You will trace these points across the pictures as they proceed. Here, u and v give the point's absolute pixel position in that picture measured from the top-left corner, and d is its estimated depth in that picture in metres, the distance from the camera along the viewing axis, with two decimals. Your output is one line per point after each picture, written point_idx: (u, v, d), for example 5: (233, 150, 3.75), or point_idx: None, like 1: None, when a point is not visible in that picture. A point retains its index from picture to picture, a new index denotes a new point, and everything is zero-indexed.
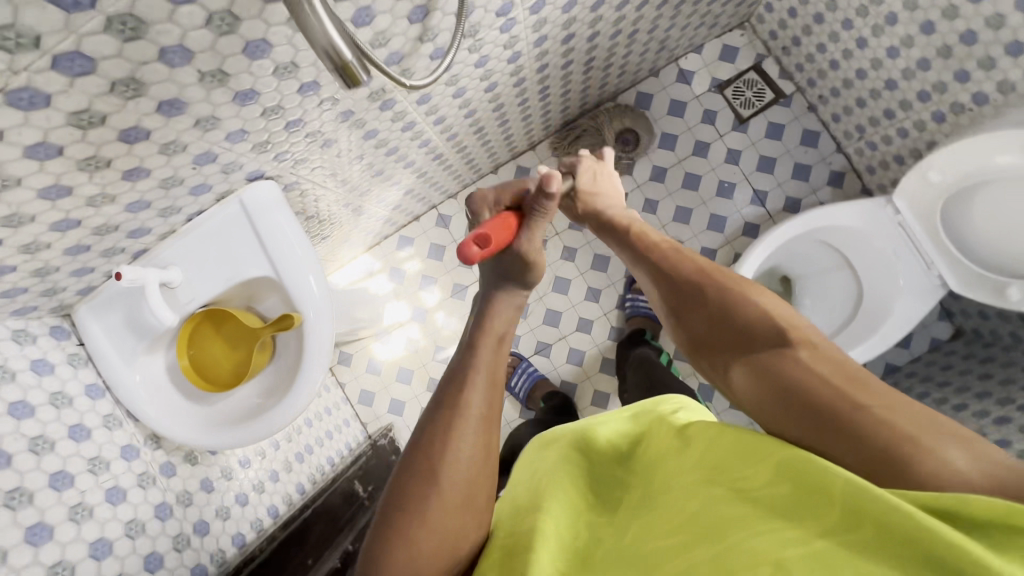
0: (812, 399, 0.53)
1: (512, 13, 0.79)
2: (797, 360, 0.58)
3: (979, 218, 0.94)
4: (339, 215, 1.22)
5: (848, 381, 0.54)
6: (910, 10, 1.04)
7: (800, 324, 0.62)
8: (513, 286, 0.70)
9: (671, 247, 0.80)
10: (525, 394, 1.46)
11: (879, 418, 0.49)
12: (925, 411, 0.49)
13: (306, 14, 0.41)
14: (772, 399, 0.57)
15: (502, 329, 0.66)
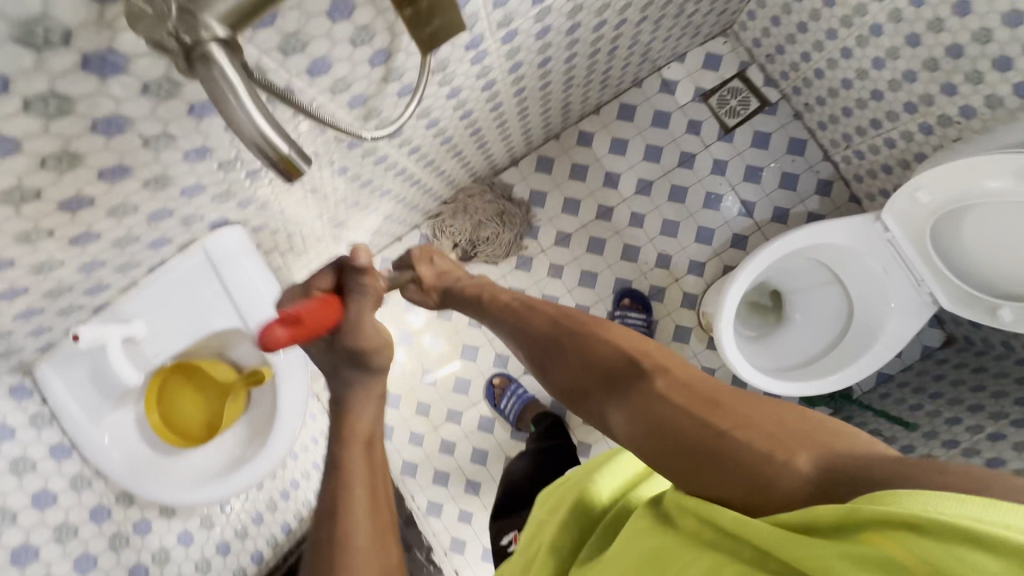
0: (679, 438, 0.55)
1: (484, 46, 0.76)
2: (655, 392, 0.60)
3: (971, 238, 0.91)
4: (316, 245, 1.18)
5: (703, 405, 0.56)
6: (895, 21, 1.02)
7: (650, 351, 0.66)
8: (367, 375, 0.72)
9: (520, 301, 0.83)
10: (514, 417, 1.44)
11: (734, 441, 0.51)
12: (769, 413, 0.53)
13: (235, 108, 0.37)
14: (646, 441, 0.58)
15: (367, 431, 0.69)
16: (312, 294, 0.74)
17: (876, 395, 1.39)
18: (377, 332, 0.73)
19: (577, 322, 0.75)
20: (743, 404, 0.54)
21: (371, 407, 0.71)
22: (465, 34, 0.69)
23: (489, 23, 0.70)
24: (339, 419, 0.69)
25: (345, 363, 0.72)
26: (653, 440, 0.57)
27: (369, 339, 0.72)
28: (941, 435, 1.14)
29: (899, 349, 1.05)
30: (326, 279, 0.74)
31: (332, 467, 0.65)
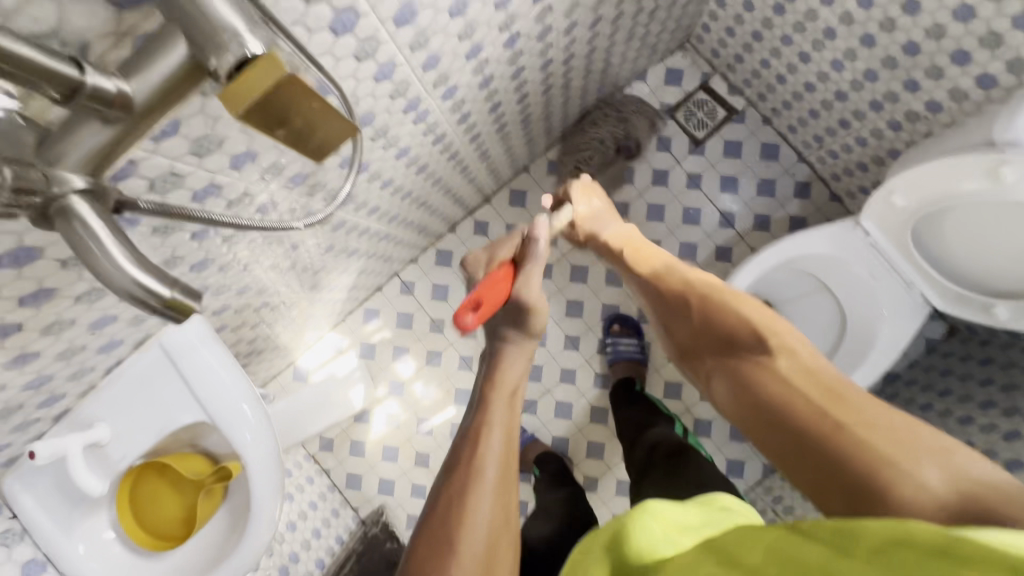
0: (790, 419, 0.55)
1: (424, 105, 0.74)
2: (776, 369, 0.60)
3: (952, 237, 0.88)
4: (289, 310, 1.16)
5: (828, 393, 0.55)
6: (847, 24, 1.00)
7: (782, 333, 0.64)
8: (521, 338, 0.71)
9: (662, 261, 0.84)
10: (516, 459, 1.40)
11: (853, 434, 0.51)
12: (904, 425, 0.51)
13: (98, 258, 0.36)
14: (755, 412, 0.59)
15: (514, 383, 0.66)
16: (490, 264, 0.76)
17: (885, 397, 1.34)
18: (539, 299, 0.71)
19: (709, 284, 0.76)
20: (871, 409, 0.52)
21: (521, 364, 0.69)
22: (398, 101, 0.67)
23: (422, 85, 0.68)
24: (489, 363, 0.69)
25: (496, 322, 0.72)
26: (763, 410, 0.58)
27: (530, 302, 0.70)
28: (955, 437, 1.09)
29: (897, 354, 1.01)
30: (506, 252, 0.76)
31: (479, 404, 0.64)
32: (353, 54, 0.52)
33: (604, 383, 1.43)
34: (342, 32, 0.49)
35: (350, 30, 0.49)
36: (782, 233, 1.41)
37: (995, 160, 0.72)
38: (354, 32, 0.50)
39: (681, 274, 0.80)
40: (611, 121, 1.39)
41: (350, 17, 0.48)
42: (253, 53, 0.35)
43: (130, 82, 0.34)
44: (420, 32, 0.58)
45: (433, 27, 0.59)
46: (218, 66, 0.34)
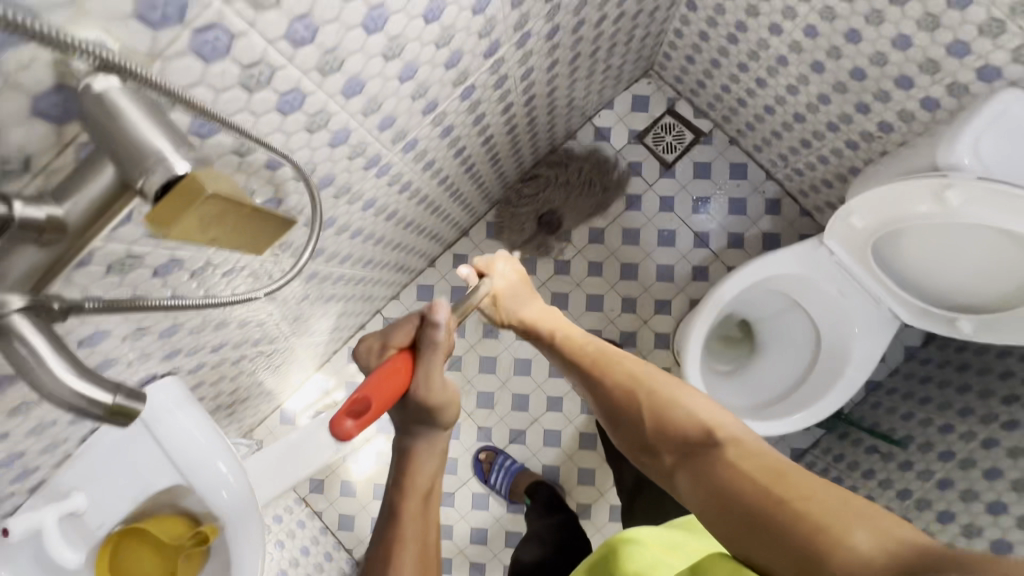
0: (741, 504, 0.59)
1: (385, 160, 0.75)
2: (722, 459, 0.64)
3: (911, 254, 0.89)
4: (268, 358, 1.16)
5: (768, 475, 0.60)
6: (797, 52, 1.02)
7: (721, 423, 0.69)
8: (432, 433, 0.77)
9: (596, 346, 0.88)
10: (507, 491, 1.39)
11: (796, 512, 0.55)
12: (835, 493, 0.56)
13: None
14: (710, 503, 0.62)
15: (426, 485, 0.76)
16: (387, 346, 0.75)
17: (869, 407, 1.35)
18: (445, 391, 0.73)
19: (651, 376, 0.80)
20: (805, 481, 0.58)
21: (432, 463, 0.77)
22: (357, 159, 0.69)
23: (380, 143, 0.70)
24: (402, 468, 0.76)
25: (409, 423, 0.76)
26: (714, 497, 0.62)
27: (431, 397, 0.72)
28: (936, 446, 1.10)
29: (870, 369, 1.02)
30: (402, 334, 0.74)
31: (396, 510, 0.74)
32: (303, 126, 0.53)
33: (591, 409, 1.43)
34: (289, 110, 0.50)
35: (297, 107, 0.50)
36: (756, 250, 1.43)
37: (940, 182, 0.74)
38: (302, 109, 0.51)
39: (622, 366, 0.83)
40: (557, 185, 1.45)
41: (296, 96, 0.49)
42: (177, 175, 0.35)
43: (62, 205, 0.35)
44: (371, 99, 0.59)
45: (384, 92, 0.60)
46: (145, 185, 0.35)
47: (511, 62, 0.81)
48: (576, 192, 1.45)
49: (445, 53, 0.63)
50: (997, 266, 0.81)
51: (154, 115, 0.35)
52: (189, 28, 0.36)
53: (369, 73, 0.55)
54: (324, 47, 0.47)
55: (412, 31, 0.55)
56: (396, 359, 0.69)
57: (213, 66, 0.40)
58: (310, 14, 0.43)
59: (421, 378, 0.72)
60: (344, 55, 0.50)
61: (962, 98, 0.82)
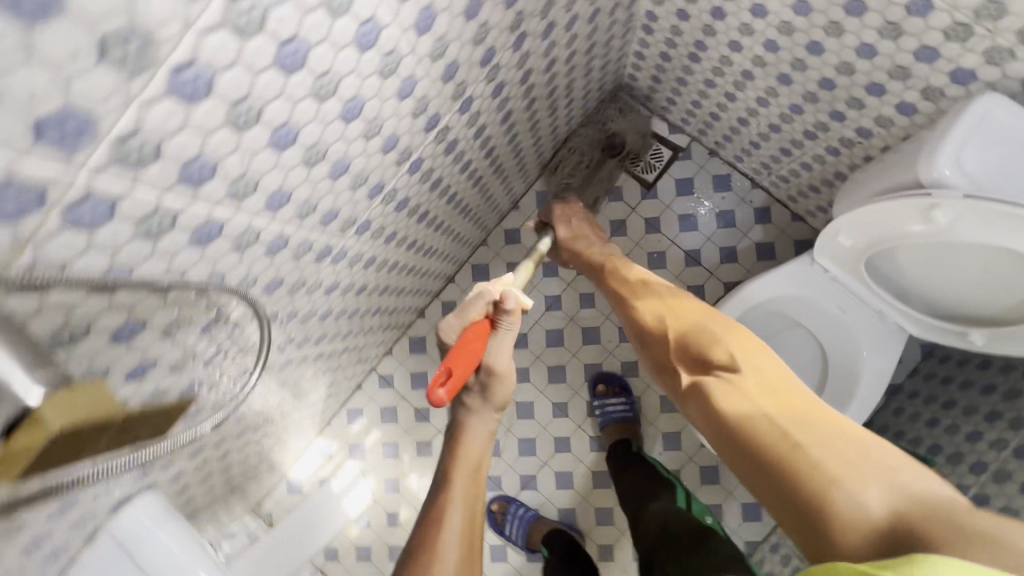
0: (760, 441, 0.60)
1: (338, 248, 0.73)
2: (747, 393, 0.65)
3: (908, 268, 0.83)
4: (261, 440, 1.14)
5: (790, 412, 0.61)
6: (760, 66, 0.97)
7: (757, 364, 0.69)
8: (481, 404, 0.69)
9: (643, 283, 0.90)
10: (523, 541, 1.34)
11: (811, 455, 0.56)
12: (859, 445, 0.56)
13: None
14: (730, 432, 0.64)
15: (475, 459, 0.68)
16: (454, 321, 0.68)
17: (890, 413, 1.28)
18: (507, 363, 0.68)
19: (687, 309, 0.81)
20: (824, 429, 0.58)
21: (484, 438, 0.69)
22: (305, 256, 0.66)
23: (327, 236, 0.67)
24: (452, 433, 0.69)
25: (463, 391, 0.69)
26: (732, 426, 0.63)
27: (498, 366, 0.67)
28: (968, 457, 1.02)
29: (883, 387, 0.97)
30: (477, 306, 0.68)
31: (440, 476, 0.67)
32: (229, 250, 0.51)
33: (600, 446, 1.39)
34: (207, 241, 0.47)
35: (216, 236, 0.48)
36: (750, 262, 1.38)
37: (926, 203, 0.69)
38: (222, 236, 0.48)
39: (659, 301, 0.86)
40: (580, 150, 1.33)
41: (212, 228, 0.46)
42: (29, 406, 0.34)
43: None
44: (302, 204, 0.56)
45: (316, 193, 0.57)
46: None
47: (459, 129, 0.78)
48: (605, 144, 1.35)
49: (378, 142, 0.60)
50: (992, 278, 0.75)
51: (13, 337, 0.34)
52: (56, 207, 0.33)
53: (292, 184, 0.52)
54: (230, 178, 0.44)
55: (332, 134, 0.51)
56: (477, 332, 0.64)
57: (99, 232, 0.37)
58: (204, 153, 0.39)
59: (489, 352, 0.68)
60: (258, 178, 0.47)
61: (940, 102, 0.77)
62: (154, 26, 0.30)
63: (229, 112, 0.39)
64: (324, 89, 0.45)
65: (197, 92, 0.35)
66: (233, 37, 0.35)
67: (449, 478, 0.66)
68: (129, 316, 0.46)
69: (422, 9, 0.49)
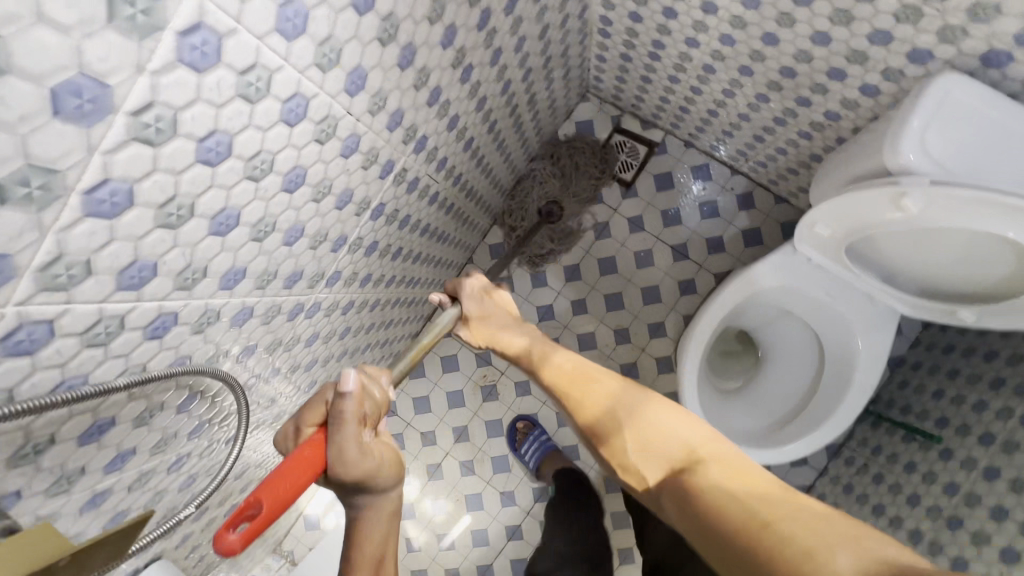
0: (727, 533, 0.45)
1: (311, 303, 0.73)
2: (708, 477, 0.50)
3: (890, 251, 0.82)
4: None
5: (753, 493, 0.47)
6: (720, 59, 0.95)
7: (709, 443, 0.55)
8: (373, 497, 0.53)
9: (578, 365, 0.69)
10: (536, 464, 1.35)
11: (793, 541, 0.41)
12: (848, 528, 0.42)
13: None
14: (696, 531, 0.48)
15: (377, 557, 0.53)
16: (296, 430, 0.53)
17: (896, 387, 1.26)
18: (363, 464, 0.51)
19: (626, 391, 0.64)
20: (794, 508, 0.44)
21: (382, 529, 0.54)
22: (275, 319, 0.66)
23: (296, 296, 0.67)
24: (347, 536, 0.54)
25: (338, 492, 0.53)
26: (697, 521, 0.48)
27: (350, 474, 0.50)
28: (975, 428, 1.00)
29: (880, 370, 0.95)
30: (319, 407, 0.53)
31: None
32: (191, 333, 0.51)
33: None
34: (164, 331, 0.47)
35: (173, 325, 0.48)
36: (738, 250, 1.37)
37: (895, 191, 0.68)
38: (179, 323, 0.48)
39: (601, 389, 0.66)
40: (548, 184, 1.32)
41: (166, 320, 0.46)
42: None
43: None
44: (261, 274, 0.56)
45: (274, 262, 0.57)
46: None
47: (418, 167, 0.77)
48: (573, 183, 1.34)
49: (330, 201, 0.60)
50: (982, 237, 0.69)
51: None
52: None
53: (244, 260, 0.52)
54: (174, 272, 0.44)
55: (278, 206, 0.51)
56: (305, 445, 0.48)
57: (42, 353, 0.37)
58: (140, 257, 0.39)
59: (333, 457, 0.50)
60: (206, 264, 0.47)
61: (902, 82, 0.75)
62: (54, 159, 0.29)
63: (158, 215, 0.38)
64: (258, 168, 0.45)
65: (118, 206, 0.35)
66: (145, 148, 0.34)
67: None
68: (94, 418, 0.46)
69: (350, 71, 0.48)
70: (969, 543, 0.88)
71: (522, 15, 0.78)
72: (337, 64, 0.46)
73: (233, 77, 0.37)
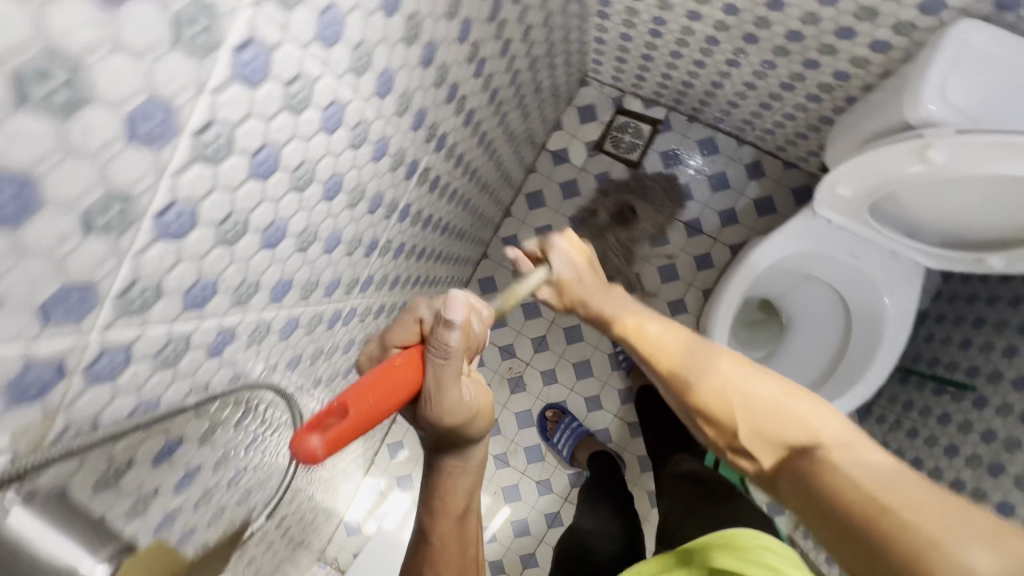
0: (841, 511, 0.44)
1: (348, 309, 0.73)
2: (831, 463, 0.48)
3: (912, 205, 0.82)
4: (312, 499, 1.16)
5: (886, 484, 0.44)
6: (723, 30, 0.95)
7: (832, 422, 0.52)
8: (462, 451, 0.58)
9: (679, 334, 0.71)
10: (569, 451, 1.36)
11: (916, 532, 0.39)
12: (988, 525, 0.39)
13: None
14: (809, 512, 0.48)
15: (462, 502, 0.61)
16: (386, 348, 0.54)
17: (920, 341, 1.27)
18: (458, 398, 0.52)
19: (737, 368, 0.61)
20: (931, 503, 0.41)
21: (466, 483, 0.61)
22: (317, 327, 0.66)
23: (335, 303, 0.68)
24: (431, 488, 0.61)
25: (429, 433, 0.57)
26: (815, 506, 0.47)
27: (447, 407, 0.51)
28: (1009, 373, 1.00)
29: (909, 323, 0.95)
30: (415, 334, 0.53)
31: (425, 523, 0.61)
32: (246, 347, 0.52)
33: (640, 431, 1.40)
34: (223, 348, 0.48)
35: (230, 341, 0.48)
36: (752, 220, 1.37)
37: (920, 143, 0.67)
38: (236, 339, 0.49)
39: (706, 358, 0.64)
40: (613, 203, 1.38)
41: (225, 337, 0.47)
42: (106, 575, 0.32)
43: None
44: (305, 284, 0.57)
45: (316, 271, 0.57)
46: None
47: (439, 165, 0.78)
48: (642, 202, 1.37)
49: (364, 205, 0.60)
50: (1016, 185, 0.69)
51: (66, 518, 0.34)
52: (76, 372, 0.34)
53: (291, 271, 0.52)
54: (232, 288, 0.44)
55: (319, 215, 0.51)
56: (403, 374, 0.48)
57: (121, 378, 0.37)
58: (202, 276, 0.40)
59: (433, 388, 0.50)
60: (257, 279, 0.47)
61: (913, 35, 0.75)
62: (129, 185, 0.30)
63: (218, 232, 0.39)
64: (302, 179, 0.45)
65: (184, 226, 0.36)
66: (206, 167, 0.35)
67: (434, 531, 0.61)
68: (165, 438, 0.47)
69: (379, 75, 0.49)
70: (1014, 488, 0.88)
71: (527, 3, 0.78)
72: (368, 67, 0.46)
73: (281, 88, 0.37)
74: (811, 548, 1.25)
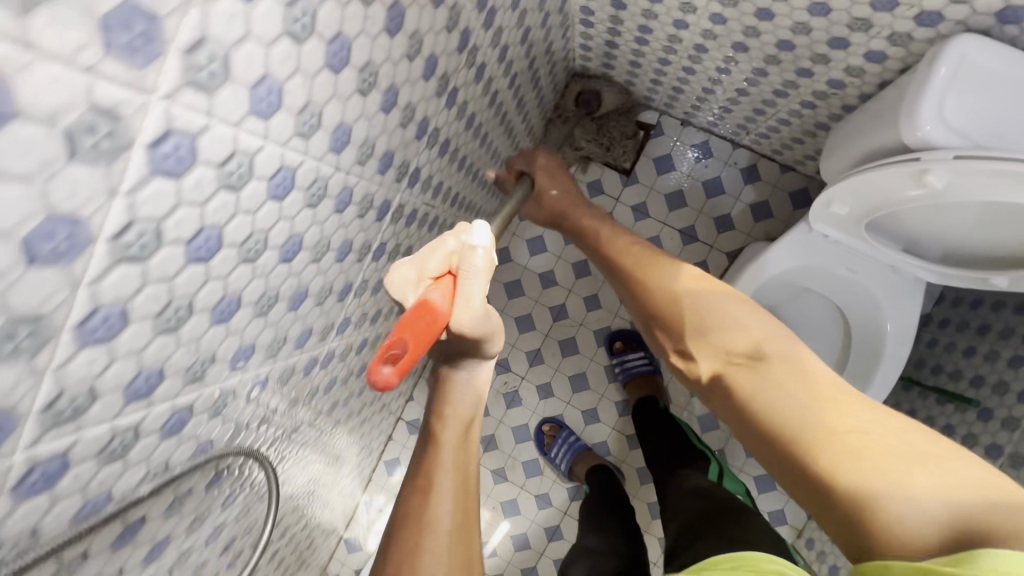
0: (787, 432, 0.52)
1: (326, 353, 0.71)
2: (777, 380, 0.56)
3: (911, 222, 0.78)
4: (307, 526, 1.15)
5: (827, 405, 0.52)
6: (712, 38, 0.91)
7: (778, 339, 0.60)
8: (475, 365, 0.61)
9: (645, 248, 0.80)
10: (567, 465, 1.35)
11: (854, 451, 0.48)
12: (928, 445, 0.47)
13: None
14: (753, 427, 0.56)
15: (469, 414, 0.61)
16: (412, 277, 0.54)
17: (924, 347, 1.23)
18: (484, 323, 0.54)
19: (696, 283, 0.70)
20: (876, 427, 0.49)
21: (474, 396, 0.62)
22: (291, 378, 0.64)
23: (309, 352, 0.65)
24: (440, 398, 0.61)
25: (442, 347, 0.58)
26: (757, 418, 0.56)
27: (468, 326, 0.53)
28: (1014, 386, 0.97)
29: (910, 338, 0.92)
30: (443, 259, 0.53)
31: (428, 439, 0.58)
32: (209, 419, 0.50)
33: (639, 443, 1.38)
34: (180, 427, 0.46)
35: (188, 418, 0.46)
36: (749, 225, 1.33)
37: (917, 169, 0.64)
38: (195, 415, 0.47)
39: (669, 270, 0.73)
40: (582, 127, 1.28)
41: (182, 415, 0.45)
42: None
43: None
44: (271, 344, 0.54)
45: (282, 329, 0.55)
46: None
47: (414, 199, 0.75)
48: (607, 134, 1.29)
49: (330, 256, 0.57)
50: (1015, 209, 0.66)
51: None
52: (2, 493, 0.31)
53: (252, 337, 0.50)
54: (183, 369, 0.42)
55: (278, 278, 0.49)
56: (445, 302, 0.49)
57: (59, 484, 0.35)
58: (144, 367, 0.38)
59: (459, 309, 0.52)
60: (212, 353, 0.45)
61: (910, 46, 0.71)
62: (38, 305, 0.28)
63: (157, 323, 0.36)
64: (253, 250, 0.43)
65: (114, 328, 0.33)
66: (132, 266, 0.32)
67: (438, 445, 0.57)
68: (124, 523, 0.45)
69: (333, 131, 0.46)
70: None
71: (501, 24, 0.74)
72: (318, 126, 0.43)
73: (213, 171, 0.35)
74: (814, 560, 1.23)
